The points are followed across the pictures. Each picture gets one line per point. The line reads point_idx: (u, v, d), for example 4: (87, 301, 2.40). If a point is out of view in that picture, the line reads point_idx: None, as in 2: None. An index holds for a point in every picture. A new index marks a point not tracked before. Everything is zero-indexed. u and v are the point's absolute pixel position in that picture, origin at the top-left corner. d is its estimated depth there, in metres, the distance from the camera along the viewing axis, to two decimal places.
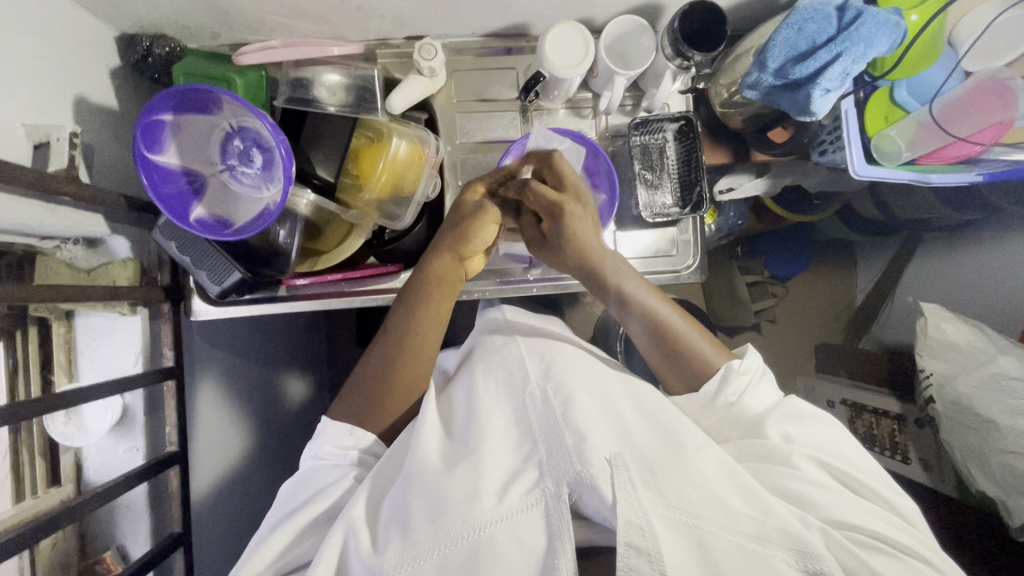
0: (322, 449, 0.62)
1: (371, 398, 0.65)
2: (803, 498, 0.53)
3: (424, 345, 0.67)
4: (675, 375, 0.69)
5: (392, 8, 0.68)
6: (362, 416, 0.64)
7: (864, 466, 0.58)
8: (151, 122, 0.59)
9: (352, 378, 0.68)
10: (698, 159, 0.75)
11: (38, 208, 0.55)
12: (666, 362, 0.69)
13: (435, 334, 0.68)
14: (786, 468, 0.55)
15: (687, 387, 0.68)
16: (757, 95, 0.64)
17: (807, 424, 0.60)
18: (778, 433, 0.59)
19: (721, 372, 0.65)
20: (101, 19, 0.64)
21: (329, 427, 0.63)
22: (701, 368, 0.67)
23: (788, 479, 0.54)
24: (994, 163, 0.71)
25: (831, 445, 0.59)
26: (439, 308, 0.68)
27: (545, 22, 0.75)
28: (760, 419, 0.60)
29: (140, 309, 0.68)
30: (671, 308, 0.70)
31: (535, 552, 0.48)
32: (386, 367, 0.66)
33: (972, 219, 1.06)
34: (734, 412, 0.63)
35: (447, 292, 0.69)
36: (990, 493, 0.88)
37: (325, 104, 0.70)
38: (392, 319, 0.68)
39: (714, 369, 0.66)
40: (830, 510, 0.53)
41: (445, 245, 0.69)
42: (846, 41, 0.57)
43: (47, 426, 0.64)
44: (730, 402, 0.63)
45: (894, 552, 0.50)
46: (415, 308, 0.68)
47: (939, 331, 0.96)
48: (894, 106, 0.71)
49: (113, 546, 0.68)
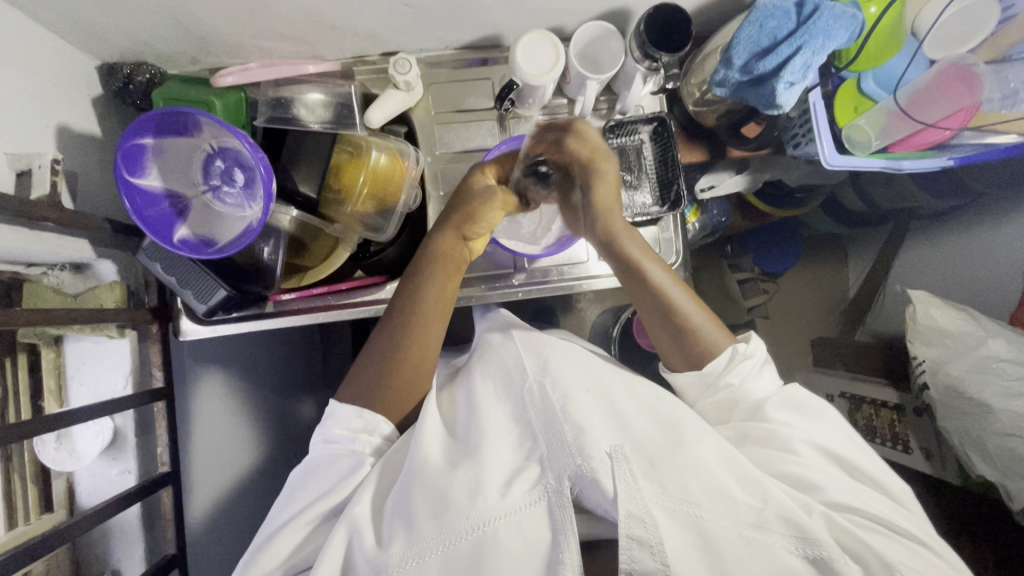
0: (333, 434, 0.61)
1: (374, 390, 0.64)
2: (806, 482, 0.54)
3: (430, 323, 0.67)
4: (678, 351, 0.67)
5: (365, 25, 0.69)
6: (374, 402, 0.63)
7: (862, 451, 0.59)
8: (132, 148, 0.60)
9: (352, 371, 0.67)
10: (674, 158, 0.76)
11: (23, 235, 0.57)
12: (671, 334, 0.67)
13: (440, 310, 0.68)
14: (788, 454, 0.56)
15: (688, 363, 0.67)
16: (726, 92, 0.66)
17: (811, 415, 0.60)
18: (778, 418, 0.60)
19: (728, 356, 0.64)
20: (82, 49, 0.65)
21: (337, 410, 0.62)
22: (705, 347, 0.65)
23: (788, 463, 0.55)
24: (965, 146, 0.73)
25: (837, 438, 0.59)
26: (445, 284, 0.68)
27: (517, 32, 0.77)
28: (760, 406, 0.61)
29: (129, 331, 0.68)
30: (675, 282, 0.68)
31: (539, 548, 0.48)
32: (388, 368, 0.64)
33: (954, 206, 1.07)
34: (733, 397, 0.63)
35: (451, 269, 0.69)
36: (990, 477, 0.88)
37: (306, 121, 0.71)
38: (395, 303, 0.68)
39: (722, 350, 0.65)
40: (832, 491, 0.54)
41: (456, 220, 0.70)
42: (805, 35, 0.59)
43: (38, 452, 0.64)
44: (732, 385, 0.63)
45: (887, 531, 0.51)
46: (420, 283, 0.67)
47: (928, 318, 0.97)
48: (863, 96, 0.73)
49: (108, 570, 0.68)
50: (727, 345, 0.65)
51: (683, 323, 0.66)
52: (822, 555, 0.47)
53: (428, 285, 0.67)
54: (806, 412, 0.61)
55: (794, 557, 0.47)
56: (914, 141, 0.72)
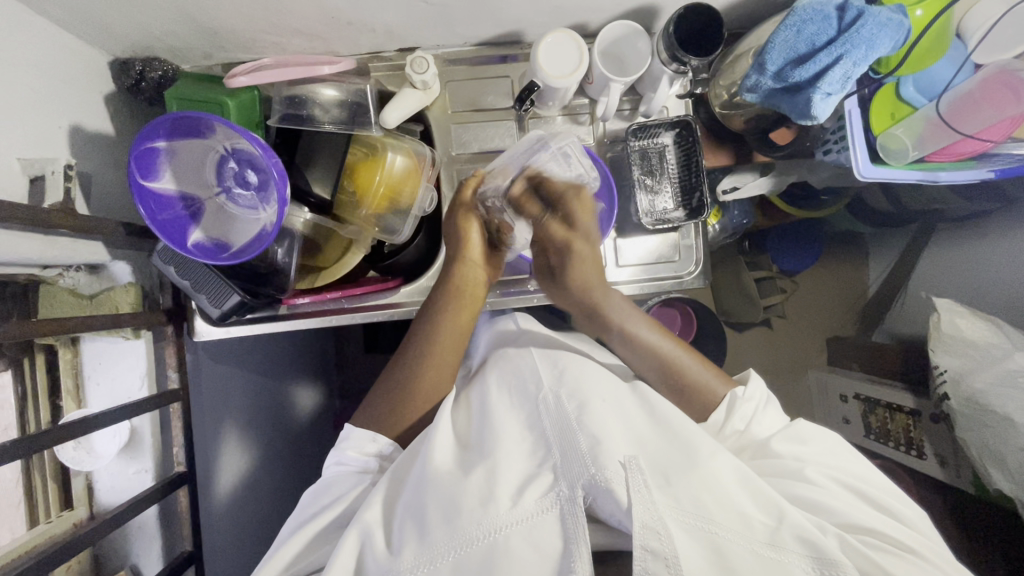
0: (345, 455, 0.62)
1: (384, 410, 0.66)
2: (818, 505, 0.53)
3: (451, 348, 0.69)
4: (682, 407, 0.69)
5: (382, 21, 0.67)
6: (376, 425, 0.66)
7: (868, 473, 0.59)
8: (145, 150, 0.59)
9: (370, 394, 0.70)
10: (698, 163, 0.73)
11: (39, 242, 0.56)
12: (672, 396, 0.69)
13: (459, 338, 0.70)
14: (800, 480, 0.55)
15: (690, 417, 0.68)
16: (757, 98, 0.63)
17: (818, 446, 0.60)
18: (788, 452, 0.59)
19: (727, 403, 0.65)
20: (92, 45, 0.64)
21: (352, 433, 0.64)
22: (705, 396, 0.67)
23: (802, 488, 0.54)
24: (1008, 159, 0.69)
25: (842, 464, 0.59)
26: (464, 313, 0.70)
27: (538, 28, 0.74)
28: (766, 442, 0.60)
29: (144, 332, 0.68)
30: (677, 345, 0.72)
31: (551, 556, 0.47)
32: (406, 377, 0.68)
33: (980, 210, 1.03)
34: (741, 442, 0.63)
35: (468, 299, 0.71)
36: (1008, 491, 0.86)
37: (320, 122, 0.69)
38: (417, 326, 0.71)
39: (719, 399, 0.66)
40: (846, 513, 0.52)
41: (452, 251, 0.73)
42: (847, 43, 0.55)
43: (57, 452, 0.65)
44: (738, 431, 0.63)
45: (910, 557, 0.49)
46: (438, 314, 0.70)
47: (953, 327, 0.93)
48: (900, 102, 0.69)
49: (126, 566, 0.70)
50: (725, 390, 0.67)
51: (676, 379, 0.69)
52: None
53: (443, 318, 0.69)
54: (807, 439, 0.60)
55: None
56: (952, 151, 0.69)
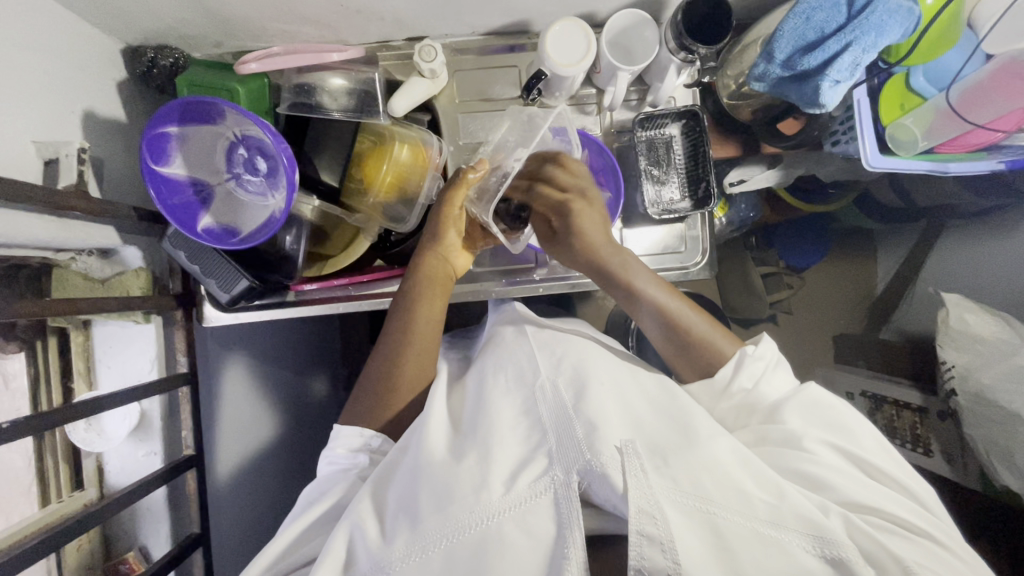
0: (335, 453, 0.62)
1: (376, 398, 0.66)
2: (820, 481, 0.52)
3: (425, 342, 0.68)
4: (686, 364, 0.67)
5: (391, 10, 0.67)
6: (370, 415, 0.65)
7: (882, 448, 0.56)
8: (156, 135, 0.60)
9: (359, 382, 0.69)
10: (705, 154, 0.74)
11: (51, 224, 0.57)
12: (678, 354, 0.68)
13: (434, 331, 0.69)
14: (803, 452, 0.54)
15: (699, 374, 0.66)
16: (764, 87, 0.63)
17: (822, 414, 0.57)
18: (798, 421, 0.57)
19: (736, 360, 0.63)
20: (106, 32, 0.65)
21: (340, 431, 0.64)
22: (713, 354, 0.65)
23: (805, 462, 0.53)
24: (1014, 149, 0.70)
25: (851, 433, 0.56)
26: (435, 304, 0.70)
27: (546, 17, 0.74)
28: (776, 409, 0.59)
29: (154, 318, 0.69)
30: (681, 302, 0.69)
31: (545, 543, 0.47)
32: (389, 370, 0.67)
33: (994, 205, 1.01)
34: (749, 400, 0.61)
35: (439, 288, 0.70)
36: (1014, 487, 0.85)
37: (329, 110, 0.70)
38: (391, 320, 0.70)
39: (727, 358, 0.65)
40: (849, 492, 0.51)
41: (426, 240, 0.72)
42: (856, 30, 0.56)
43: (69, 433, 0.67)
44: (745, 390, 0.61)
45: (910, 534, 0.48)
46: (410, 305, 0.69)
47: (961, 322, 0.92)
48: (910, 93, 0.70)
49: (135, 547, 0.71)
50: (734, 348, 0.66)
51: (689, 337, 0.67)
52: (841, 557, 0.45)
53: (418, 309, 0.68)
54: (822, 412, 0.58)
55: (811, 558, 0.45)
56: (961, 142, 0.69)
